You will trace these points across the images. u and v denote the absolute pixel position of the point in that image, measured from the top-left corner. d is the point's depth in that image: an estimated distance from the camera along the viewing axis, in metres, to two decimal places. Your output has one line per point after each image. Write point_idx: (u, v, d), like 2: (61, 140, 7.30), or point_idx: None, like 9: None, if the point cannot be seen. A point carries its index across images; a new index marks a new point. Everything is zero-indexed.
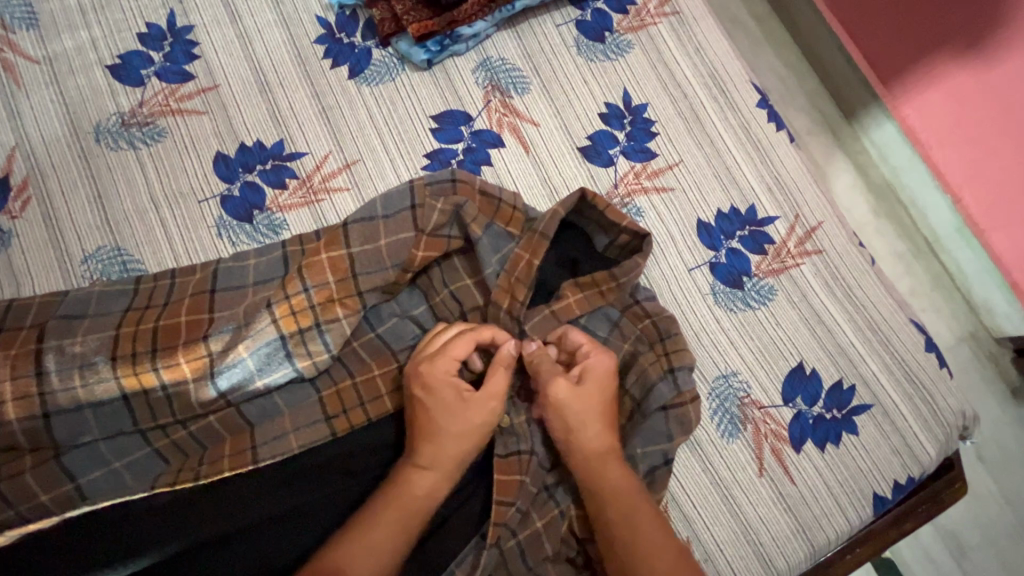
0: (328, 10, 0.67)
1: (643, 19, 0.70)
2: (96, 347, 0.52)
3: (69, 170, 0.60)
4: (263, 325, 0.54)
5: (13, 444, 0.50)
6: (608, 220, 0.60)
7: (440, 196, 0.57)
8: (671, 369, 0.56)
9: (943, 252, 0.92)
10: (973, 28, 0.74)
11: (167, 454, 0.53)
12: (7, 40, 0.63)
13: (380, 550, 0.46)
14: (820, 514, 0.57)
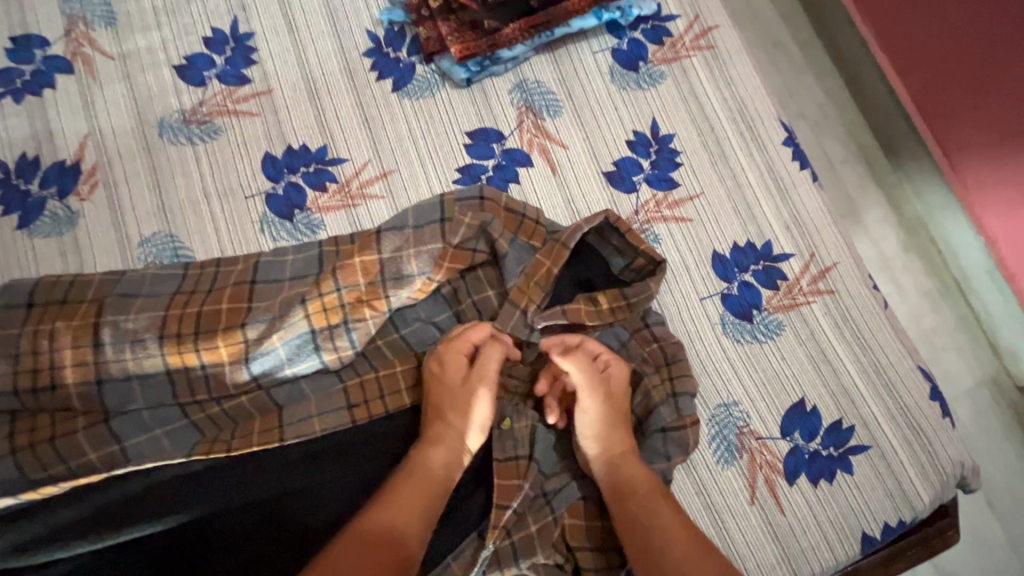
0: (378, 25, 0.71)
1: (678, 51, 0.72)
2: (145, 324, 0.57)
3: (134, 161, 0.66)
4: (296, 319, 0.58)
5: (68, 405, 0.56)
6: (625, 245, 0.63)
7: (469, 212, 0.61)
8: (675, 393, 0.58)
9: (972, 294, 0.93)
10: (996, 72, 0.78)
11: (202, 426, 0.57)
12: (88, 36, 0.68)
13: (409, 514, 0.49)
14: (808, 547, 0.59)
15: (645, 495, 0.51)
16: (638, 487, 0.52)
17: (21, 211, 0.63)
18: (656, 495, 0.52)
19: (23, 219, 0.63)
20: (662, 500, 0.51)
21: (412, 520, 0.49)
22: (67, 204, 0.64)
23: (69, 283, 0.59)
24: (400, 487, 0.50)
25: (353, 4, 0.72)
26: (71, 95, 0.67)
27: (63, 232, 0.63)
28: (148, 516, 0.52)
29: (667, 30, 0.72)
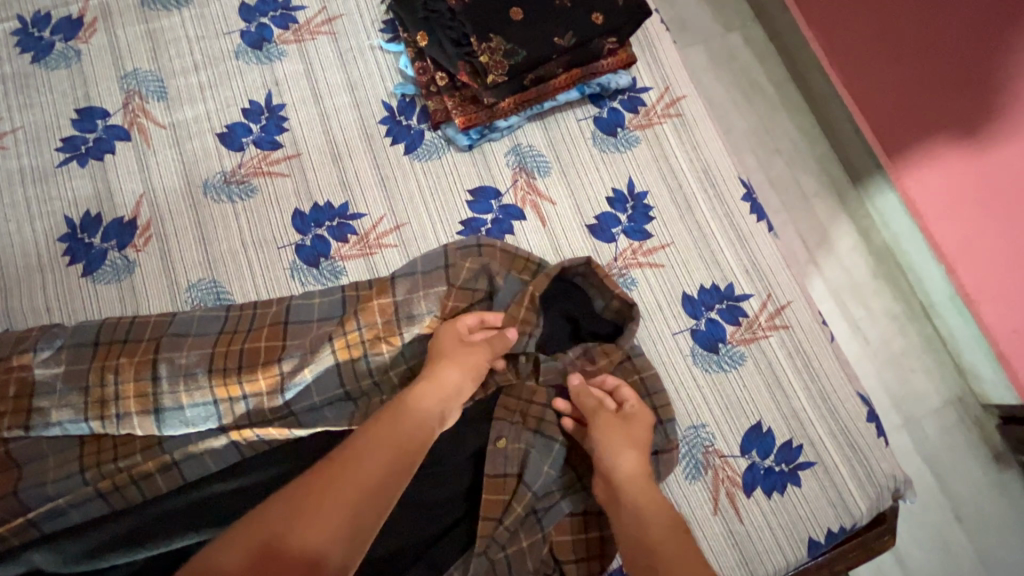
0: (392, 96, 0.82)
1: (651, 119, 0.83)
2: (195, 361, 0.67)
3: (182, 216, 0.76)
4: (325, 353, 0.68)
5: (130, 432, 0.65)
6: (603, 289, 0.73)
7: (467, 257, 0.72)
8: (662, 421, 0.68)
9: (936, 316, 1.11)
10: (965, 117, 0.92)
11: (242, 447, 0.67)
12: (142, 108, 0.80)
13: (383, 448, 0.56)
14: (763, 551, 0.69)
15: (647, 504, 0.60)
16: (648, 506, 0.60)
17: (86, 261, 0.74)
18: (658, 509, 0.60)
19: (88, 268, 0.74)
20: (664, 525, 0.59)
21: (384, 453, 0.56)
22: (125, 254, 0.74)
23: (129, 324, 0.69)
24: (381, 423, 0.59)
25: (370, 77, 0.83)
26: (129, 160, 0.77)
27: (122, 278, 0.73)
28: (186, 529, 0.63)
29: (640, 101, 0.84)
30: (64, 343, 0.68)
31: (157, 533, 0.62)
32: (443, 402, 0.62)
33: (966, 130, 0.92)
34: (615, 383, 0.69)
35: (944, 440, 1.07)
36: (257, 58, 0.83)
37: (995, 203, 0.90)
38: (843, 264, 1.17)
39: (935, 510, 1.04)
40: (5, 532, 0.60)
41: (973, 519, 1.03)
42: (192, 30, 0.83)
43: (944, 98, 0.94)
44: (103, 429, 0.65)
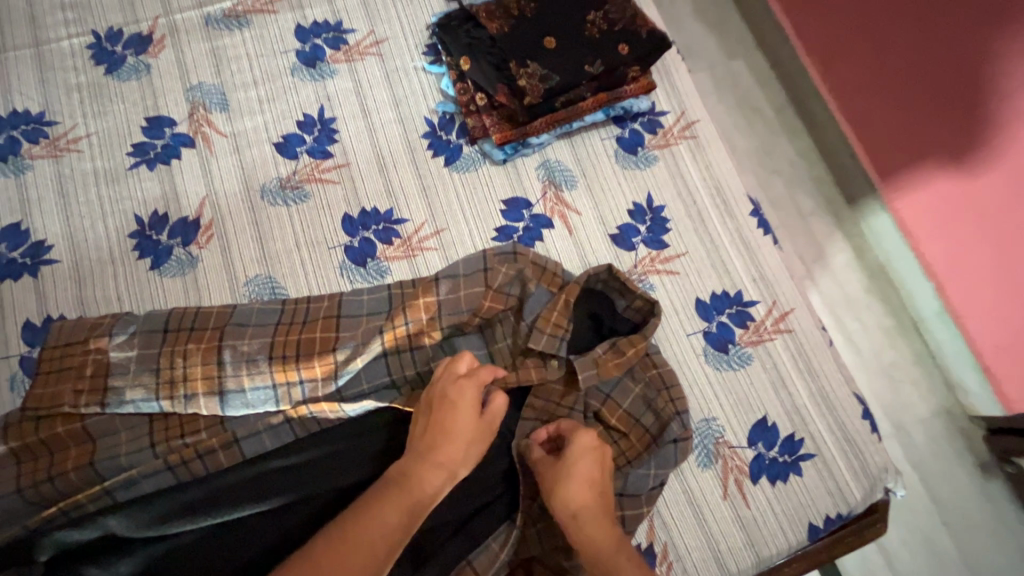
0: (433, 113, 0.90)
1: (668, 140, 0.91)
2: (257, 349, 0.74)
3: (241, 218, 0.83)
4: (374, 345, 0.74)
5: (197, 413, 0.72)
6: (625, 290, 0.80)
7: (504, 262, 0.79)
8: (678, 412, 0.74)
9: (925, 330, 1.19)
10: (952, 144, 1.00)
11: (295, 429, 0.73)
12: (206, 118, 0.87)
13: (385, 528, 0.57)
14: (767, 533, 0.75)
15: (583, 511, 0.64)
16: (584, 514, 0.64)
17: (153, 256, 0.81)
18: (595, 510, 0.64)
19: (156, 262, 0.81)
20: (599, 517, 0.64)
21: (389, 532, 0.58)
22: (189, 251, 0.81)
23: (194, 314, 0.76)
24: (386, 500, 0.60)
25: (414, 95, 0.91)
26: (193, 165, 0.85)
27: (186, 272, 0.80)
28: (247, 500, 0.68)
29: (659, 124, 0.92)
30: (136, 330, 0.74)
31: (219, 502, 0.67)
32: (445, 485, 0.64)
33: (954, 156, 0.99)
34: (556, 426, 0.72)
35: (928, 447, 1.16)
36: (311, 75, 0.91)
37: (987, 225, 0.97)
38: (838, 279, 1.27)
39: (923, 510, 1.12)
40: (83, 499, 0.67)
41: (958, 520, 1.11)
42: (253, 48, 0.91)
43: (935, 125, 1.02)
44: (172, 407, 0.71)
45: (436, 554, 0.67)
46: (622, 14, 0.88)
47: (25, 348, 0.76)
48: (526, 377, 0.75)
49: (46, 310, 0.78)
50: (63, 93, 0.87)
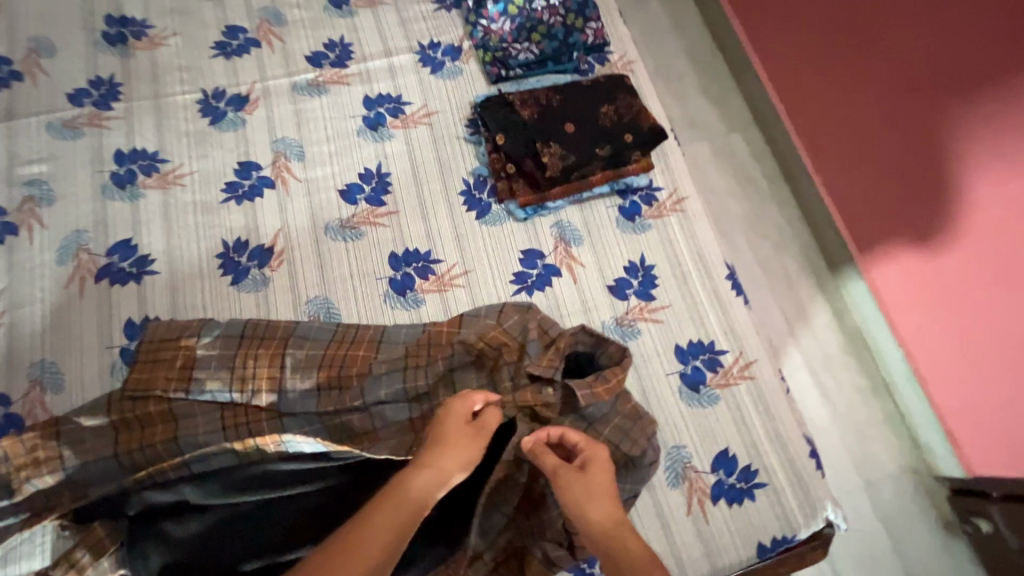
0: (470, 175, 1.10)
1: (662, 211, 1.10)
2: (310, 357, 0.91)
3: (307, 248, 1.02)
4: (401, 360, 0.90)
5: (261, 406, 0.88)
6: (604, 339, 0.94)
7: (516, 309, 0.95)
8: (650, 439, 0.88)
9: (896, 393, 1.49)
10: (913, 234, 1.37)
11: (330, 430, 0.87)
12: (286, 166, 1.07)
13: (384, 527, 0.66)
14: (722, 548, 0.89)
15: (595, 501, 0.72)
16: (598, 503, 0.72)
17: (235, 274, 0.99)
18: (603, 500, 0.72)
19: (236, 279, 0.99)
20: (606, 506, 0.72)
21: (386, 532, 0.66)
22: (263, 272, 1.00)
23: (265, 325, 0.93)
24: (381, 504, 0.69)
25: (456, 159, 1.11)
26: (273, 203, 1.04)
27: (259, 289, 0.99)
28: (298, 480, 0.84)
29: (654, 197, 1.11)
30: (219, 334, 0.91)
31: (275, 482, 0.83)
32: (438, 489, 0.72)
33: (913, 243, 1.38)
34: (562, 436, 0.80)
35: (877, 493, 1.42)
36: (373, 137, 1.11)
37: (936, 299, 1.35)
38: (817, 337, 1.58)
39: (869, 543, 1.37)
40: (167, 466, 0.80)
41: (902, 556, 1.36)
42: (329, 112, 1.12)
43: (899, 216, 1.39)
44: (241, 399, 0.87)
45: (443, 537, 0.82)
46: (630, 110, 1.10)
47: (126, 341, 0.93)
48: (523, 398, 0.86)
49: (144, 311, 0.95)
50: (175, 138, 1.07)
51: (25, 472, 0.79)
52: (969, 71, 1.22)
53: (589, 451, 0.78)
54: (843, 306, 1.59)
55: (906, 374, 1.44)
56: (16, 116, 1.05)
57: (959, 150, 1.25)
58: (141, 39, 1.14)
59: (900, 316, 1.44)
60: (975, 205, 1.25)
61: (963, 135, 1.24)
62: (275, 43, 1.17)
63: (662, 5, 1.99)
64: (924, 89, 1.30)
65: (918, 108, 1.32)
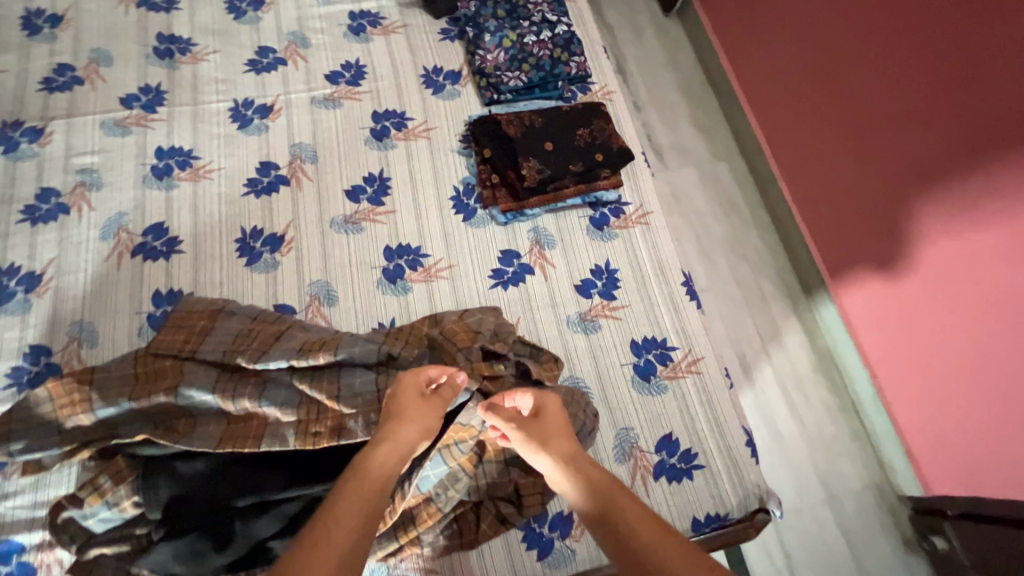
0: (460, 183, 1.26)
1: (628, 222, 1.24)
2: (296, 340, 0.98)
3: (313, 238, 1.17)
4: (380, 339, 1.01)
5: (255, 372, 0.96)
6: (540, 350, 1.08)
7: (480, 311, 1.09)
8: (592, 417, 1.02)
9: (864, 414, 1.59)
10: (872, 262, 1.49)
11: (305, 395, 0.95)
12: (300, 167, 1.23)
13: (362, 500, 0.71)
14: (660, 519, 1.00)
15: (554, 439, 0.84)
16: (556, 441, 0.83)
17: (249, 257, 1.14)
18: (560, 438, 0.84)
19: (251, 262, 1.14)
20: (564, 442, 0.84)
21: (364, 504, 0.71)
22: (274, 256, 1.15)
23: (272, 313, 1.05)
24: (352, 480, 0.73)
25: (449, 169, 1.27)
26: (287, 198, 1.20)
27: (269, 271, 1.13)
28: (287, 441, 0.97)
29: (622, 211, 1.26)
30: (236, 312, 1.03)
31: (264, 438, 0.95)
32: (401, 461, 0.79)
33: (872, 271, 1.50)
34: (514, 396, 0.91)
35: (830, 502, 1.51)
36: (378, 145, 1.27)
37: (892, 323, 1.46)
38: (790, 357, 1.68)
39: (819, 549, 1.46)
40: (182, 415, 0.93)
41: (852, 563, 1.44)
42: (341, 123, 1.29)
43: (861, 246, 1.52)
44: (236, 361, 0.94)
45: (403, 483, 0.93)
46: (602, 133, 1.25)
47: (153, 308, 1.08)
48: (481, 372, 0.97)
49: (170, 284, 1.10)
50: (207, 139, 1.24)
51: (66, 410, 0.92)
52: (908, 124, 1.33)
53: (543, 400, 0.90)
54: (815, 328, 1.71)
55: (873, 398, 1.55)
56: (75, 114, 1.23)
57: (904, 192, 1.36)
58: (185, 54, 1.33)
59: (865, 336, 1.55)
60: (920, 242, 1.35)
61: (907, 179, 1.35)
62: (299, 62, 1.35)
63: (654, 43, 2.17)
64: (876, 135, 1.42)
65: (871, 152, 1.44)
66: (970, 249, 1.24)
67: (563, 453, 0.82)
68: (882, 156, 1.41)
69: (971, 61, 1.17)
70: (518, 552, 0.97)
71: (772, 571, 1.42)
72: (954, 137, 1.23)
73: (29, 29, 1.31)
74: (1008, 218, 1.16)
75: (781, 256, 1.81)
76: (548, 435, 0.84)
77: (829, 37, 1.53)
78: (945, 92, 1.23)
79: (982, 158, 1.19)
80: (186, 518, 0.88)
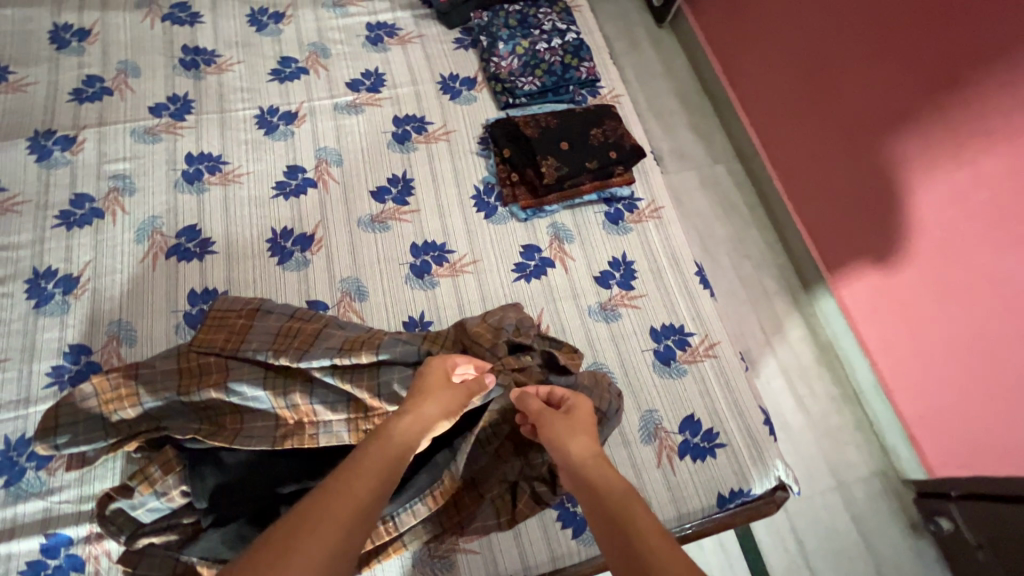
0: (481, 182, 1.31)
1: (642, 217, 1.31)
2: (336, 339, 0.98)
3: (342, 237, 1.21)
4: (417, 342, 1.02)
5: (297, 372, 0.98)
6: (560, 344, 1.09)
7: (508, 309, 1.10)
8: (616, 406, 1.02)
9: (866, 402, 1.65)
10: (867, 256, 1.56)
11: (349, 398, 0.97)
12: (326, 169, 1.28)
13: (380, 464, 0.72)
14: (687, 496, 1.04)
15: (567, 433, 0.82)
16: (571, 433, 0.82)
17: (281, 256, 1.18)
18: (577, 430, 0.83)
19: (282, 261, 1.18)
20: (579, 434, 0.82)
21: (381, 467, 0.71)
22: (305, 255, 1.19)
23: (309, 314, 1.05)
24: (372, 445, 0.74)
25: (469, 169, 1.32)
26: (314, 200, 1.25)
27: (300, 269, 1.17)
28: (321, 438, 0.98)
29: (635, 206, 1.32)
30: (275, 310, 1.03)
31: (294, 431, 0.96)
32: (422, 433, 0.80)
33: (869, 264, 1.56)
34: (550, 389, 0.94)
35: (840, 487, 1.56)
36: (400, 148, 1.32)
37: (890, 313, 1.53)
38: (793, 348, 1.75)
39: (831, 533, 1.50)
40: (227, 411, 0.97)
41: (862, 546, 1.49)
42: (364, 128, 1.34)
43: (856, 240, 1.58)
44: (277, 359, 0.95)
45: (428, 464, 0.95)
46: (614, 132, 1.31)
47: (189, 306, 1.11)
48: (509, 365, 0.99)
49: (205, 283, 1.14)
50: (235, 144, 1.28)
51: (112, 404, 0.95)
52: (898, 123, 1.40)
53: (575, 401, 0.90)
54: (815, 321, 1.78)
55: (874, 387, 1.62)
56: (106, 123, 1.27)
57: (896, 187, 1.44)
58: (210, 65, 1.38)
59: (865, 327, 1.62)
60: (913, 234, 1.42)
61: (899, 175, 1.43)
62: (321, 71, 1.40)
63: (651, 52, 2.26)
64: (868, 135, 1.49)
65: (864, 151, 1.51)
66: (959, 239, 1.31)
67: (573, 445, 0.80)
68: (874, 154, 1.49)
69: (953, 65, 1.25)
70: (553, 532, 1.01)
71: (785, 554, 1.47)
72: (941, 134, 1.31)
73: (58, 43, 1.35)
74: (991, 209, 1.23)
75: (781, 251, 1.88)
76: (563, 427, 0.83)
77: (818, 44, 1.61)
78: (931, 92, 1.31)
79: (969, 153, 1.26)
80: (228, 506, 0.90)
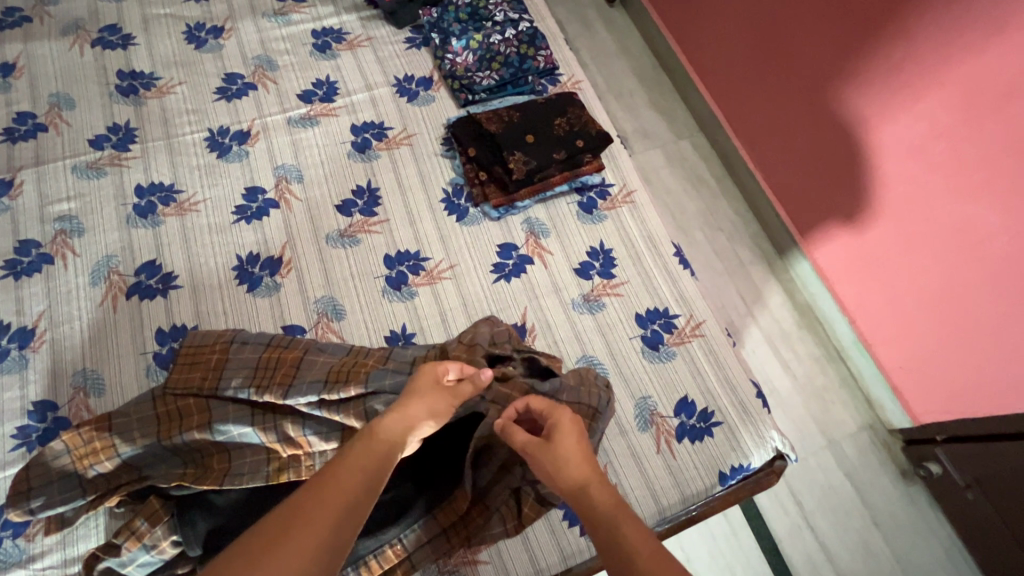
0: (449, 184, 1.28)
1: (615, 203, 1.30)
2: (320, 369, 0.92)
3: (310, 256, 1.17)
4: (405, 363, 0.96)
5: (283, 407, 0.92)
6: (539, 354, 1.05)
7: (487, 323, 1.05)
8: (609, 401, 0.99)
9: (849, 359, 1.69)
10: (836, 216, 1.58)
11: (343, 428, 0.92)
12: (287, 187, 1.23)
13: (362, 469, 0.65)
14: (689, 478, 1.04)
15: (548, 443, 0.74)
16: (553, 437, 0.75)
17: (249, 283, 1.13)
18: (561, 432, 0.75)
19: (251, 287, 1.13)
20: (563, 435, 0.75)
21: (364, 471, 0.65)
22: (275, 279, 1.14)
23: (286, 341, 0.98)
24: (355, 446, 0.68)
25: (436, 172, 1.29)
26: (278, 220, 1.20)
27: (271, 293, 1.13)
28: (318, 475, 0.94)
29: (607, 193, 1.31)
30: (251, 340, 0.98)
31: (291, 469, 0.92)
32: (408, 433, 0.73)
33: (839, 225, 1.58)
34: (524, 402, 0.83)
35: (833, 446, 1.59)
36: (362, 157, 1.28)
37: (864, 270, 1.55)
38: (774, 315, 1.77)
39: (828, 491, 1.53)
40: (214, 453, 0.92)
41: (859, 500, 1.53)
42: (322, 140, 1.29)
43: (824, 202, 1.60)
44: (260, 396, 0.90)
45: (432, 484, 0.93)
46: (579, 120, 1.30)
47: (158, 346, 1.06)
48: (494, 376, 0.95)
49: (172, 320, 1.08)
50: (187, 171, 1.22)
51: (87, 459, 0.90)
52: (856, 83, 1.41)
53: (551, 414, 0.79)
54: (793, 286, 1.80)
55: (854, 343, 1.65)
56: (44, 161, 1.19)
57: (859, 146, 1.45)
58: (150, 89, 1.30)
59: (843, 289, 1.64)
60: (878, 191, 1.44)
61: (860, 135, 1.44)
62: (269, 85, 1.34)
63: (605, 33, 2.24)
64: (828, 98, 1.50)
65: (825, 114, 1.52)
66: (923, 191, 1.33)
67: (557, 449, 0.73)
68: (835, 115, 1.49)
69: (902, 19, 1.25)
70: (562, 533, 1.01)
71: (788, 517, 1.49)
72: (899, 90, 1.32)
73: None
74: (952, 158, 1.25)
75: (754, 221, 1.90)
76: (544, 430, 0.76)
77: (769, 11, 1.60)
78: (886, 49, 1.32)
79: (925, 105, 1.28)
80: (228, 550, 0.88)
